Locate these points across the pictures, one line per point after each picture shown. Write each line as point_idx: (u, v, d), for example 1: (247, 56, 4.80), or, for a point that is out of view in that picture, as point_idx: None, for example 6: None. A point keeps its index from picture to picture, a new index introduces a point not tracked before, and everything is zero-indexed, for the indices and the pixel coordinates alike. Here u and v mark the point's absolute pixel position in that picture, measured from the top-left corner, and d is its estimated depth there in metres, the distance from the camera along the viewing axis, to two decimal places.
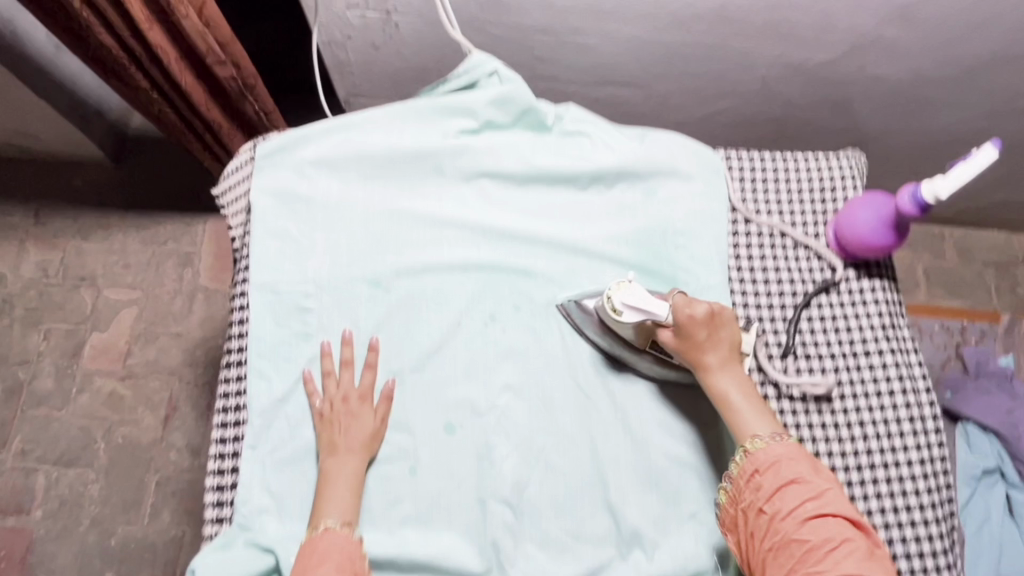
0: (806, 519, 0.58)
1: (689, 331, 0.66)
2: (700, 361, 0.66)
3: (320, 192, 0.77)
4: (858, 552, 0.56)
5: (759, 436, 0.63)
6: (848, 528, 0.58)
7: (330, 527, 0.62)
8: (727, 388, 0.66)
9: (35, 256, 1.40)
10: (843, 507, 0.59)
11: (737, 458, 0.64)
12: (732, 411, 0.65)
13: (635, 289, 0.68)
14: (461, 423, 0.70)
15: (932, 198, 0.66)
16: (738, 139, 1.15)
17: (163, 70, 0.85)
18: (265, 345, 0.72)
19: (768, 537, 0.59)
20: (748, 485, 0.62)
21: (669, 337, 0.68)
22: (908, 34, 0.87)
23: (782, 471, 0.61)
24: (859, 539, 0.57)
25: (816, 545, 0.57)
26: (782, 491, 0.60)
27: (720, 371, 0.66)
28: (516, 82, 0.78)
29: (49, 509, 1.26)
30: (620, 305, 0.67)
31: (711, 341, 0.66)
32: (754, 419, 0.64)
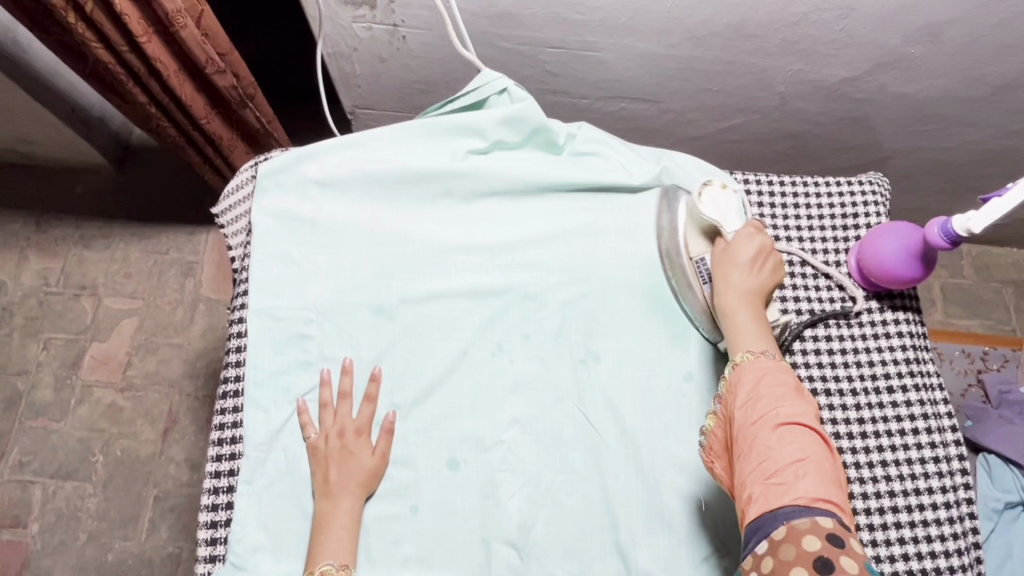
0: (775, 427, 0.55)
1: (738, 249, 0.66)
2: (728, 271, 0.66)
3: (323, 214, 0.75)
4: (821, 471, 0.54)
5: (751, 351, 0.61)
6: (818, 447, 0.55)
7: (326, 571, 0.60)
8: (740, 306, 0.64)
9: (36, 263, 1.38)
10: (814, 426, 0.56)
11: (726, 372, 0.62)
12: (734, 325, 0.63)
13: (730, 198, 0.70)
14: (464, 459, 0.68)
15: (964, 232, 0.63)
16: (754, 155, 1.12)
17: (163, 82, 0.82)
18: (263, 372, 0.69)
19: (737, 444, 0.57)
20: (730, 393, 0.60)
21: (719, 248, 0.68)
22: (934, 53, 0.84)
23: (763, 381, 0.58)
24: (825, 460, 0.55)
25: (779, 453, 0.54)
26: (756, 400, 0.57)
27: (741, 291, 0.65)
28: (527, 101, 0.75)
29: (45, 523, 1.24)
30: (710, 195, 0.70)
31: (753, 267, 0.66)
32: (754, 338, 0.62)
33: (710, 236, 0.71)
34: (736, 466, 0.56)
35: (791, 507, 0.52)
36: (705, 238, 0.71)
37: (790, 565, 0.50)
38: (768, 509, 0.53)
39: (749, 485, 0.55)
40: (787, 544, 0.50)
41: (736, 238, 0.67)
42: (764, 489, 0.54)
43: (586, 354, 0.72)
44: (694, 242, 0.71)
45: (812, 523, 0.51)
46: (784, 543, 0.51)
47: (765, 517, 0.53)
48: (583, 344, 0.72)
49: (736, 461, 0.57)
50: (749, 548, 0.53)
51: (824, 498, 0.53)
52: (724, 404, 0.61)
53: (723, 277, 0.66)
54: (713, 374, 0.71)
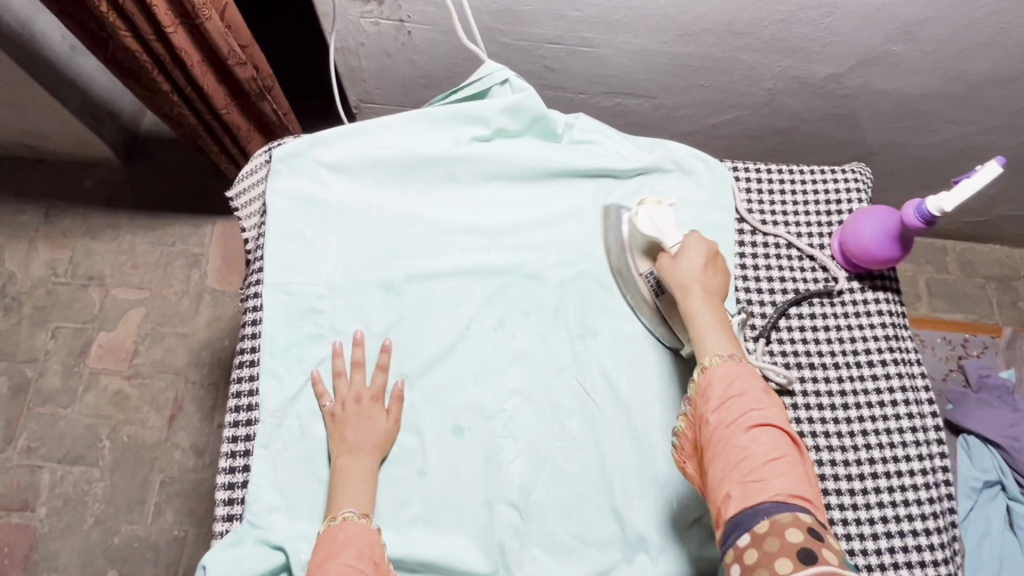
0: (750, 428, 0.57)
1: (686, 258, 0.69)
2: (682, 281, 0.68)
3: (335, 196, 0.79)
4: (795, 469, 0.56)
5: (717, 354, 0.63)
6: (790, 447, 0.57)
7: (348, 517, 0.63)
8: (704, 311, 0.66)
9: (45, 255, 1.41)
10: (785, 426, 0.58)
11: (695, 377, 0.64)
12: (699, 330, 0.65)
13: (665, 212, 0.73)
14: (469, 426, 0.72)
15: (937, 212, 0.68)
16: (744, 151, 1.16)
17: (186, 72, 0.86)
18: (277, 345, 0.73)
19: (713, 446, 0.58)
20: (701, 398, 0.62)
21: (666, 259, 0.70)
22: (914, 50, 0.88)
23: (735, 385, 0.60)
24: (798, 460, 0.57)
25: (755, 452, 0.56)
26: (731, 401, 0.59)
27: (699, 295, 0.66)
28: (528, 91, 0.80)
29: (53, 507, 1.27)
30: (646, 213, 0.73)
31: (706, 272, 0.68)
32: (717, 340, 0.64)
33: (654, 251, 0.74)
34: (713, 467, 0.58)
35: (770, 503, 0.53)
36: (652, 254, 0.74)
37: (775, 557, 0.50)
38: (748, 505, 0.54)
39: (727, 485, 0.56)
40: (770, 537, 0.51)
41: (681, 248, 0.70)
42: (742, 486, 0.55)
43: (583, 329, 0.76)
44: (640, 258, 0.74)
45: (793, 517, 0.52)
46: (768, 536, 0.51)
47: (744, 514, 0.54)
48: (580, 320, 0.76)
49: (713, 463, 0.58)
50: (731, 545, 0.53)
51: (800, 494, 0.54)
52: (695, 409, 0.62)
53: (680, 286, 0.67)
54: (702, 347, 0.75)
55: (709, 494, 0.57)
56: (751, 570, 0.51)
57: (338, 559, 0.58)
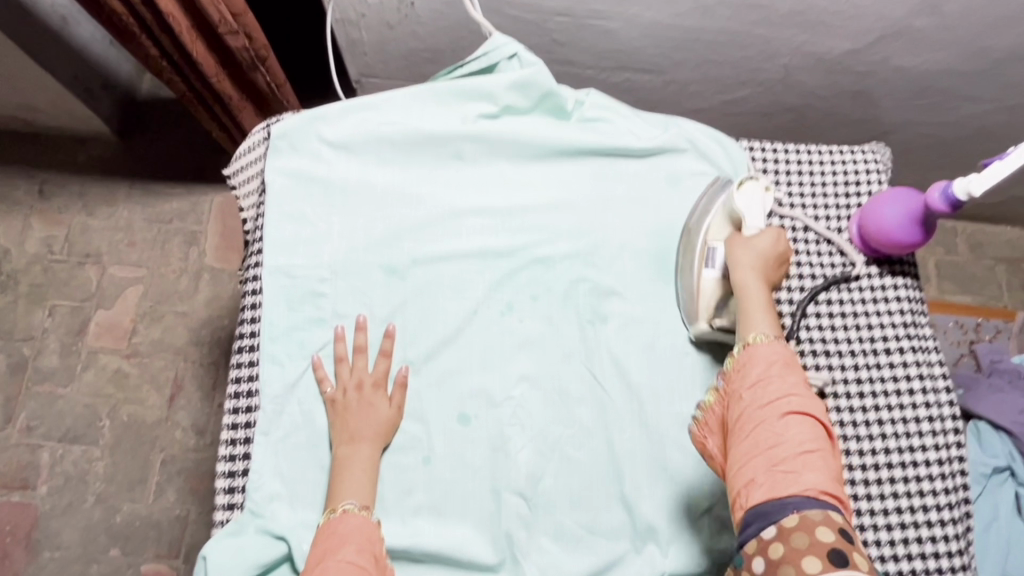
0: (785, 415, 0.55)
1: (757, 240, 0.68)
2: (747, 256, 0.67)
3: (337, 175, 0.76)
4: (828, 465, 0.54)
5: (762, 332, 0.61)
6: (824, 440, 0.55)
7: (348, 510, 0.61)
8: (755, 287, 0.65)
9: (40, 231, 1.37)
10: (821, 417, 0.56)
11: (735, 352, 0.62)
12: (750, 306, 0.63)
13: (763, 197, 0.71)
14: (475, 413, 0.70)
15: (965, 195, 0.65)
16: (757, 129, 1.13)
17: (175, 40, 0.83)
18: (278, 329, 0.71)
19: (745, 429, 0.57)
20: (738, 378, 0.59)
21: (736, 237, 0.69)
22: (936, 25, 0.85)
23: (772, 369, 0.58)
24: (831, 455, 0.55)
25: (788, 441, 0.54)
26: (769, 385, 0.57)
27: (757, 273, 0.66)
28: (537, 65, 0.76)
29: (54, 485, 1.24)
30: (745, 188, 0.71)
31: (773, 262, 0.67)
32: (764, 320, 0.62)
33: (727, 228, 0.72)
34: (741, 451, 0.56)
35: (800, 497, 0.52)
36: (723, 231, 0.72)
37: (800, 554, 0.49)
38: (776, 495, 0.52)
39: (754, 471, 0.54)
40: (799, 532, 0.50)
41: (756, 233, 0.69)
42: (772, 475, 0.53)
43: (592, 315, 0.74)
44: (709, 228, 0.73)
45: (824, 515, 0.51)
46: (796, 530, 0.50)
47: (771, 504, 0.52)
48: (590, 305, 0.74)
49: (741, 446, 0.56)
50: (750, 530, 0.53)
51: (830, 491, 0.53)
52: (729, 389, 0.60)
53: (743, 258, 0.67)
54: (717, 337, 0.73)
55: (733, 476, 0.56)
56: (772, 562, 0.50)
57: (338, 555, 0.57)
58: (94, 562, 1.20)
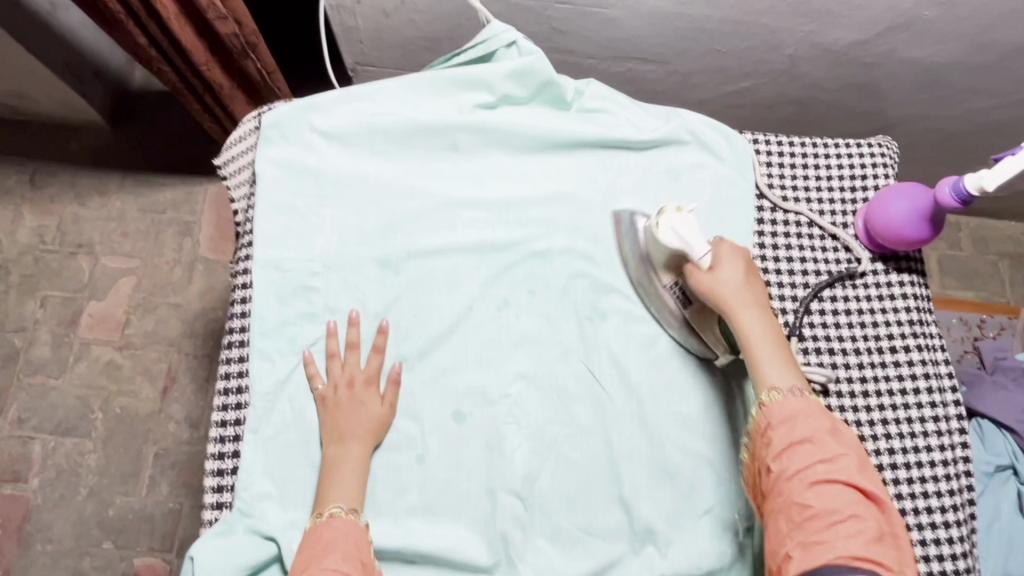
0: (812, 483, 0.54)
1: (721, 275, 0.64)
2: (732, 305, 0.62)
3: (330, 166, 0.74)
4: (865, 531, 0.51)
5: (777, 388, 0.59)
6: (860, 504, 0.53)
7: (335, 514, 0.60)
8: (756, 336, 0.61)
9: (32, 220, 1.34)
10: (855, 480, 0.54)
11: (755, 413, 0.61)
12: (756, 357, 0.61)
13: (686, 220, 0.66)
14: (470, 411, 0.68)
15: (977, 190, 0.64)
16: (762, 121, 1.10)
17: (163, 26, 0.81)
18: (269, 324, 0.70)
19: (774, 498, 0.56)
20: (763, 441, 0.59)
21: (699, 276, 0.64)
22: (947, 16, 0.83)
23: (796, 430, 0.57)
24: (871, 519, 0.52)
25: (817, 510, 0.53)
26: (793, 449, 0.56)
27: (750, 317, 0.62)
28: (537, 54, 0.74)
29: (46, 478, 1.22)
30: (666, 224, 0.67)
31: (749, 285, 0.64)
32: (778, 371, 0.60)
33: (675, 263, 0.68)
34: (775, 524, 0.55)
35: (830, 566, 0.50)
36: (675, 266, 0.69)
37: None
38: (808, 567, 0.51)
39: (786, 544, 0.53)
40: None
41: (714, 263, 0.64)
42: (804, 546, 0.52)
43: (591, 311, 0.72)
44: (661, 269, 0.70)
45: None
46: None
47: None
48: (589, 301, 0.72)
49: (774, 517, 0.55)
50: None
51: (869, 559, 0.50)
52: (756, 454, 0.59)
53: (727, 307, 0.63)
54: None
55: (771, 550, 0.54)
56: None
57: (322, 563, 0.56)
58: (87, 555, 1.19)
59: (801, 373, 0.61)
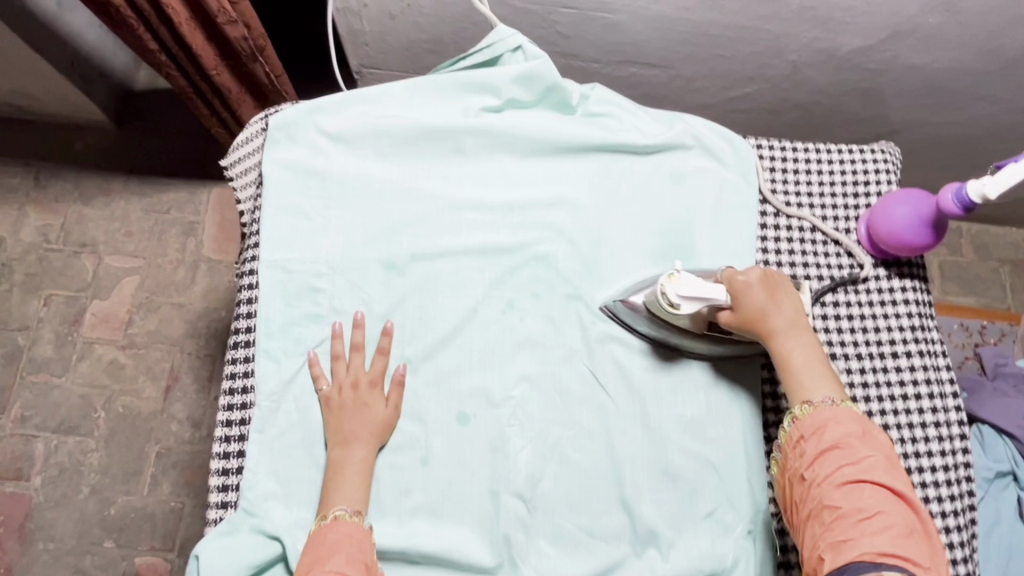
0: (840, 485, 0.56)
1: (747, 302, 0.65)
2: (763, 326, 0.65)
3: (336, 168, 0.74)
4: (893, 528, 0.53)
5: (810, 402, 0.61)
6: (888, 503, 0.55)
7: (339, 516, 0.60)
8: (791, 354, 0.63)
9: (37, 219, 1.35)
10: (884, 480, 0.56)
11: (787, 425, 0.62)
12: (788, 375, 0.63)
13: (687, 279, 0.66)
14: (474, 413, 0.69)
15: (979, 198, 0.64)
16: (764, 127, 1.11)
17: (173, 30, 0.82)
18: (274, 325, 0.70)
19: (806, 504, 0.58)
20: (794, 450, 0.60)
21: (725, 313, 0.66)
22: (950, 23, 0.83)
23: (826, 436, 0.58)
24: (899, 517, 0.54)
25: (845, 511, 0.55)
26: (823, 456, 0.58)
27: (784, 336, 0.64)
28: (542, 58, 0.75)
29: (48, 477, 1.22)
30: (677, 297, 0.65)
31: (774, 306, 0.65)
32: (812, 384, 0.62)
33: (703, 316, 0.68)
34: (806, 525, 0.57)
35: (858, 564, 0.52)
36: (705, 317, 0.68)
37: None
38: (839, 566, 0.53)
39: (817, 546, 0.55)
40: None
41: (734, 297, 0.66)
42: (834, 547, 0.54)
43: (595, 314, 0.72)
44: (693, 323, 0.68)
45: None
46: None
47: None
48: (593, 305, 0.73)
49: (806, 519, 0.57)
50: None
51: (897, 554, 0.52)
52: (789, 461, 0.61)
53: (760, 330, 0.65)
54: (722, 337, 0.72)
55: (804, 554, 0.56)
56: None
57: (325, 566, 0.56)
58: (88, 553, 1.19)
59: (837, 382, 0.63)
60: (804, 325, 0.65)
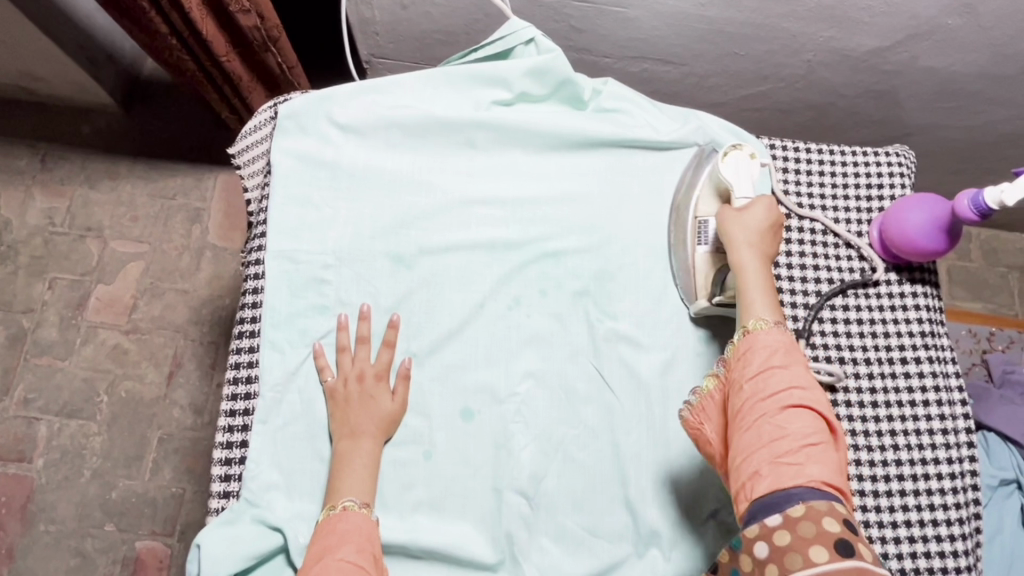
0: (786, 407, 0.54)
1: (745, 216, 0.66)
2: (741, 238, 0.64)
3: (345, 159, 0.74)
4: (831, 457, 0.54)
5: (763, 318, 0.60)
6: (827, 431, 0.55)
7: (348, 507, 0.60)
8: (755, 271, 0.63)
9: (43, 202, 1.34)
10: (824, 407, 0.56)
11: (734, 339, 0.60)
12: (750, 289, 0.62)
13: (754, 168, 0.69)
14: (479, 409, 0.68)
15: (996, 204, 0.64)
16: (777, 126, 1.10)
17: (184, 16, 0.82)
18: (279, 315, 0.70)
19: (745, 419, 0.56)
20: (738, 364, 0.58)
21: (726, 210, 0.67)
22: (969, 25, 0.82)
23: (776, 357, 0.57)
24: (833, 445, 0.55)
25: (792, 433, 0.53)
26: (771, 374, 0.56)
27: (756, 255, 0.64)
28: (555, 51, 0.74)
29: (50, 459, 1.22)
30: (732, 158, 0.69)
31: (768, 233, 0.65)
32: (765, 305, 0.61)
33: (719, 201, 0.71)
34: (740, 442, 0.55)
35: (802, 488, 0.52)
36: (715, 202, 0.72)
37: (809, 543, 0.49)
38: (780, 487, 0.52)
39: (756, 462, 0.53)
40: (806, 521, 0.50)
41: (746, 205, 0.67)
42: (776, 467, 0.53)
43: (602, 312, 0.72)
44: (702, 201, 0.72)
45: (828, 505, 0.51)
46: (803, 520, 0.50)
47: (775, 496, 0.52)
48: (600, 303, 0.72)
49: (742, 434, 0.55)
50: (752, 522, 0.52)
51: (833, 483, 0.53)
52: (730, 375, 0.59)
53: (738, 240, 0.64)
54: (729, 338, 0.71)
55: (735, 468, 0.55)
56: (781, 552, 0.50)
57: (337, 555, 0.56)
58: (89, 536, 1.19)
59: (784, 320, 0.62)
60: (770, 268, 0.66)
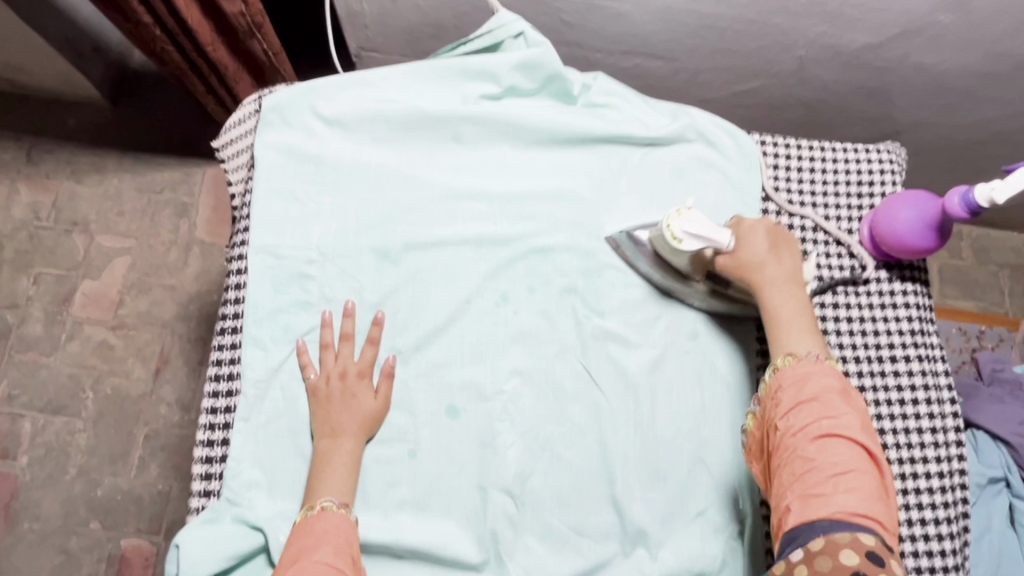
0: (818, 438, 0.55)
1: (747, 252, 0.65)
2: (756, 278, 0.65)
3: (330, 153, 0.72)
4: (863, 488, 0.53)
5: (793, 353, 0.61)
6: (860, 461, 0.55)
7: (326, 507, 0.59)
8: (780, 308, 0.63)
9: (28, 196, 1.32)
10: (859, 438, 0.56)
11: (767, 375, 0.62)
12: (777, 325, 0.63)
13: (697, 217, 0.66)
14: (464, 407, 0.67)
15: (986, 202, 0.63)
16: (769, 123, 1.09)
17: (168, 5, 0.80)
18: (262, 311, 0.69)
19: (777, 453, 0.57)
20: (770, 398, 0.60)
21: (725, 257, 0.66)
22: (962, 22, 0.81)
23: (806, 389, 0.58)
24: (871, 475, 0.54)
25: (821, 465, 0.54)
26: (800, 407, 0.57)
27: (777, 289, 0.64)
28: (545, 45, 0.73)
29: (35, 456, 1.21)
30: (682, 232, 0.66)
31: (773, 256, 0.65)
32: (797, 338, 0.62)
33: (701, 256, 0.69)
34: (774, 476, 0.56)
35: (829, 520, 0.52)
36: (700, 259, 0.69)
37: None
38: (808, 519, 0.53)
39: (787, 496, 0.55)
40: (823, 555, 0.50)
41: (737, 242, 0.66)
42: (804, 499, 0.54)
43: (590, 309, 0.71)
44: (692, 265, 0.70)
45: (851, 537, 0.51)
46: (820, 554, 0.50)
47: (802, 528, 0.53)
48: (588, 300, 0.71)
49: (776, 468, 0.57)
50: (781, 554, 0.53)
51: (865, 514, 0.52)
52: (764, 409, 0.60)
53: (752, 281, 0.65)
54: (717, 336, 0.71)
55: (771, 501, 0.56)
56: None
57: (312, 557, 0.55)
58: (74, 534, 1.18)
59: (822, 341, 0.62)
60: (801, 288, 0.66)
